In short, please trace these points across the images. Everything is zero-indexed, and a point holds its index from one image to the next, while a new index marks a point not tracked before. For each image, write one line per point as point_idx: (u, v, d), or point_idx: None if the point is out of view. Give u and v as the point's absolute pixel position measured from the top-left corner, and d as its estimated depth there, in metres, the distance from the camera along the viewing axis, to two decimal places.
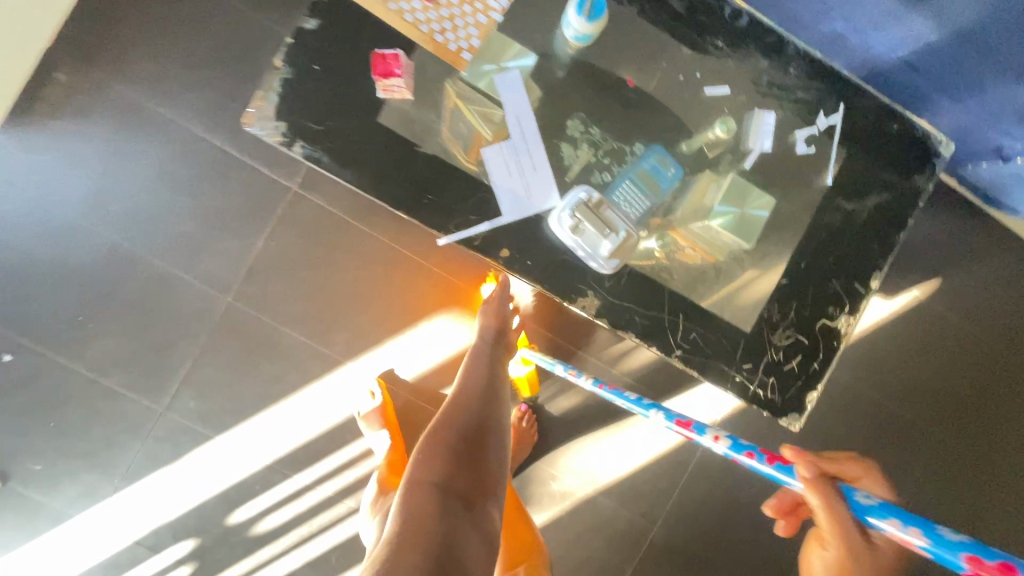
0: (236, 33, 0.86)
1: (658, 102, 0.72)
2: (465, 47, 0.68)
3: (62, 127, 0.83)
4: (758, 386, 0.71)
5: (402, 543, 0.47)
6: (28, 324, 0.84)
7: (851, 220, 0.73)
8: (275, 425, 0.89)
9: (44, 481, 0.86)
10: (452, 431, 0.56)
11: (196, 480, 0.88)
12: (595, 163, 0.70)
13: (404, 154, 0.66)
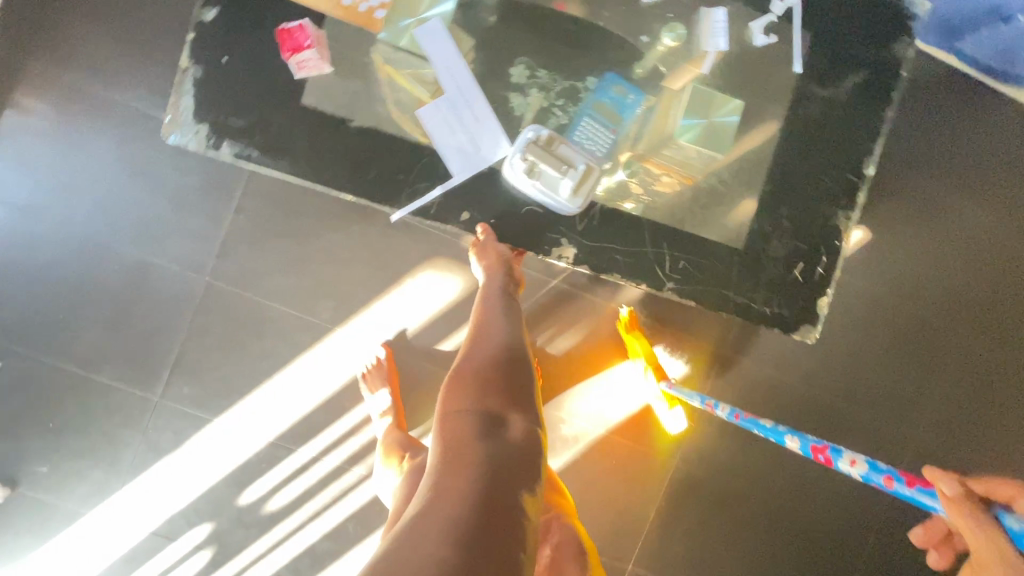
0: (166, 22, 0.89)
1: (599, 32, 0.78)
2: (378, 8, 0.74)
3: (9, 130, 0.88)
4: (766, 297, 0.76)
5: (447, 459, 0.46)
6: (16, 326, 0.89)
7: (832, 103, 0.78)
8: (280, 400, 0.92)
9: (56, 479, 0.90)
10: (475, 370, 0.56)
11: (208, 461, 0.91)
12: (544, 105, 0.77)
13: (333, 111, 0.73)
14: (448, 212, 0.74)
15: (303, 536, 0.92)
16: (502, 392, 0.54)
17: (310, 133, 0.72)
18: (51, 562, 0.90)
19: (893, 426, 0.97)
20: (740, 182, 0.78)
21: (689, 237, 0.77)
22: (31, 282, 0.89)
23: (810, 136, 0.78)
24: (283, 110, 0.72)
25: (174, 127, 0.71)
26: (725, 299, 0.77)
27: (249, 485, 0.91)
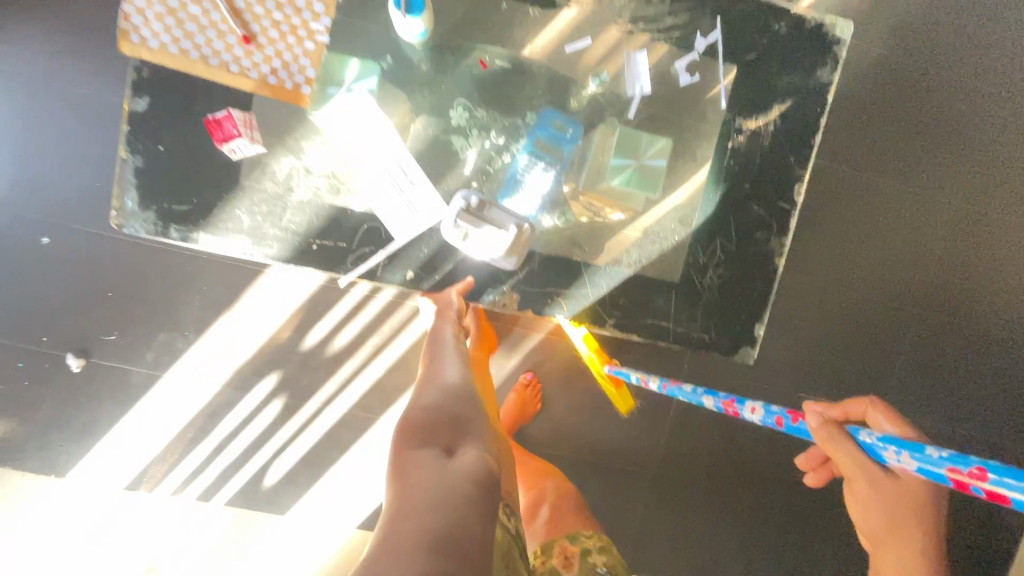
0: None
1: (533, 72, 0.86)
2: (303, 84, 0.80)
3: None
4: (707, 324, 0.93)
5: (396, 495, 0.53)
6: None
7: (757, 137, 0.89)
8: (213, 363, 0.97)
9: (34, 444, 0.95)
10: (414, 413, 0.64)
11: (167, 416, 0.97)
12: (488, 148, 0.86)
13: (210, 192, 0.81)
14: (394, 273, 0.86)
15: (285, 474, 0.99)
16: (428, 428, 0.62)
17: (217, 201, 0.81)
18: (58, 509, 0.96)
19: (888, 223, 1.04)
20: (688, 209, 0.90)
21: (632, 283, 0.92)
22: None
23: (745, 159, 0.90)
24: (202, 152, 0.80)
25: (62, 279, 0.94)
26: (655, 326, 0.93)
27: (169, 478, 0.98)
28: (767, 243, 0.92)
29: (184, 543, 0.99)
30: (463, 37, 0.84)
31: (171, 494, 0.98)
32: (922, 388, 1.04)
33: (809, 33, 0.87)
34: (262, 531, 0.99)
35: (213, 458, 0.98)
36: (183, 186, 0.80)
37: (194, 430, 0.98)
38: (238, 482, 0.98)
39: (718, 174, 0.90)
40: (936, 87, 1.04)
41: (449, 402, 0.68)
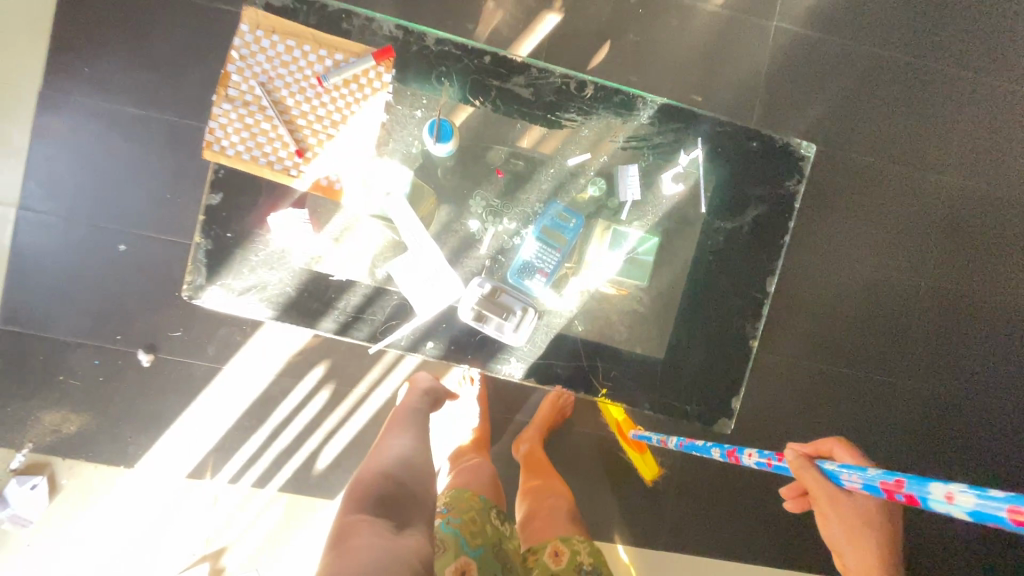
0: (190, 122, 1.46)
1: (543, 179, 1.01)
2: (339, 182, 0.95)
3: (108, 190, 1.45)
4: (687, 396, 1.05)
5: (372, 482, 0.85)
6: (116, 318, 1.46)
7: (735, 234, 1.03)
8: (247, 376, 1.50)
9: (139, 424, 1.47)
10: (368, 487, 0.83)
11: (221, 411, 1.50)
12: (501, 239, 1.01)
13: (243, 258, 0.96)
14: (415, 343, 1.00)
15: (324, 447, 1.52)
16: (385, 508, 0.80)
17: (245, 269, 0.96)
18: (149, 472, 1.49)
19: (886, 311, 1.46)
20: (675, 298, 1.04)
21: (626, 358, 1.04)
22: (122, 286, 1.46)
23: (723, 254, 1.04)
24: (247, 237, 0.96)
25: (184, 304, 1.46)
26: (649, 397, 1.05)
27: (228, 453, 1.50)
28: (745, 326, 1.05)
29: (253, 496, 1.51)
30: (477, 149, 1.00)
31: (230, 480, 1.50)
32: (901, 331, 1.46)
33: (778, 152, 1.02)
34: (309, 504, 1.52)
35: (269, 443, 1.51)
36: (226, 254, 0.96)
37: (252, 416, 1.51)
38: (289, 460, 1.51)
39: (698, 267, 1.04)
40: (844, 209, 1.46)
41: (407, 478, 0.88)
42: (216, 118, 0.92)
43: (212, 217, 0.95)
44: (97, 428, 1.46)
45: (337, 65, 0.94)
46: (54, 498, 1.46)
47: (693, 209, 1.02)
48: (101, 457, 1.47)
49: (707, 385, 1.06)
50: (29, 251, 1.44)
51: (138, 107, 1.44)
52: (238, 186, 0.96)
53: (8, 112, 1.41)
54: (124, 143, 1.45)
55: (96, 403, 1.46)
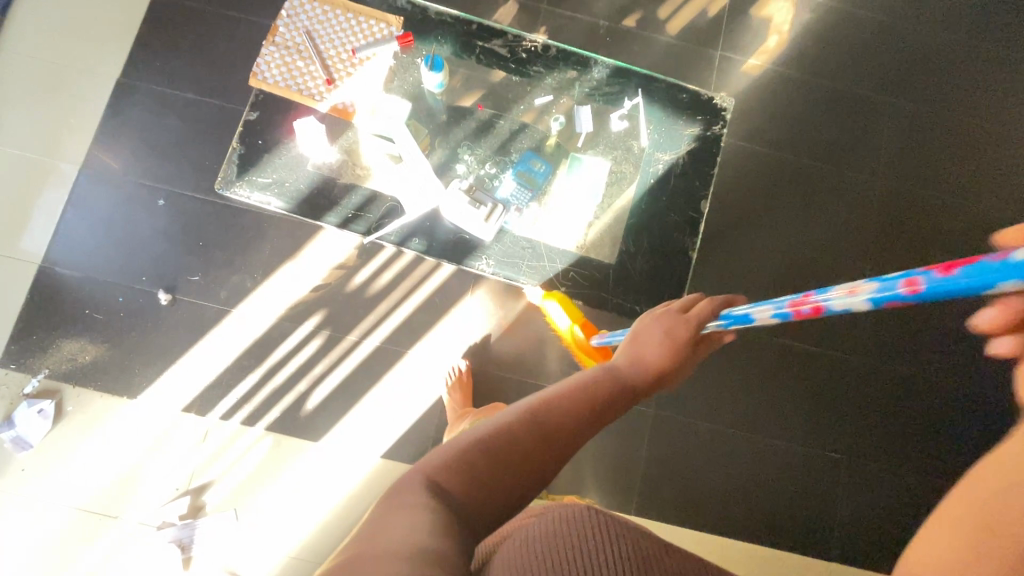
0: (232, 104, 1.75)
1: (515, 117, 1.26)
2: (351, 106, 1.21)
3: (156, 155, 1.72)
4: (635, 298, 1.22)
5: (479, 447, 0.63)
6: (143, 262, 1.66)
7: (672, 166, 1.25)
8: (251, 319, 1.64)
9: (148, 358, 1.61)
10: (464, 458, 0.61)
11: (222, 350, 1.62)
12: (479, 162, 1.24)
13: (266, 161, 1.19)
14: (403, 239, 1.20)
15: (313, 390, 1.62)
16: (467, 494, 0.59)
17: (268, 171, 1.18)
18: (147, 406, 1.59)
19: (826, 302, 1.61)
20: (623, 216, 1.24)
21: (582, 264, 1.23)
22: (153, 235, 1.67)
23: (663, 180, 1.25)
24: (272, 145, 1.19)
25: (205, 252, 1.67)
26: (601, 296, 1.22)
27: (224, 391, 1.61)
28: (684, 239, 1.23)
29: (241, 433, 1.59)
30: (463, 92, 1.26)
31: (221, 418, 1.60)
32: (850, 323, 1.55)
33: (705, 104, 1.27)
34: (294, 445, 1.60)
35: (263, 384, 1.62)
36: (255, 157, 1.19)
37: (250, 358, 1.63)
38: (278, 401, 1.61)
39: (642, 190, 1.25)
40: (779, 206, 1.71)
41: (516, 467, 0.62)
42: (264, 55, 1.21)
43: (248, 129, 1.20)
44: (109, 360, 1.60)
45: (359, 23, 1.24)
46: (57, 424, 1.56)
47: (637, 145, 1.25)
48: (107, 387, 1.59)
49: (653, 288, 1.22)
50: (82, 202, 1.68)
51: (192, 91, 1.75)
52: (272, 108, 1.21)
53: (91, 93, 1.74)
54: (176, 119, 1.74)
55: (113, 337, 1.61)
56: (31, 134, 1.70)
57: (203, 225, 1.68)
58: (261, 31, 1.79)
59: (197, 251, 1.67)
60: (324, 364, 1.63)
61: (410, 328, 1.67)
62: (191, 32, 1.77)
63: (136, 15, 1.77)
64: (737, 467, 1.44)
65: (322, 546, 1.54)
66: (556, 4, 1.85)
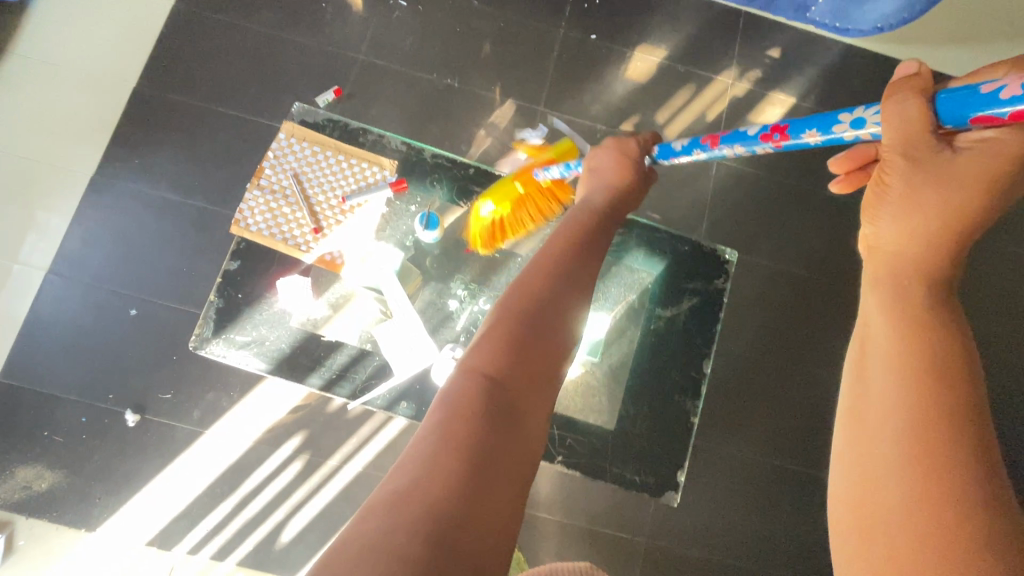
0: (211, 204, 1.66)
1: (514, 264, 1.19)
2: (338, 257, 1.15)
3: (128, 260, 1.62)
4: (636, 468, 1.15)
5: (499, 337, 0.74)
6: (109, 378, 1.55)
7: (673, 321, 1.20)
8: (225, 440, 1.54)
9: (110, 486, 1.50)
10: (490, 349, 0.72)
11: (193, 476, 1.52)
12: (475, 313, 1.17)
13: (248, 319, 1.12)
14: (390, 403, 1.12)
15: (289, 519, 1.53)
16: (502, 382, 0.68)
17: (248, 326, 1.11)
18: (108, 539, 1.48)
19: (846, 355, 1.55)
20: (620, 377, 1.19)
21: (578, 430, 1.17)
22: (122, 349, 1.57)
23: (661, 338, 1.20)
24: (255, 300, 1.13)
25: (178, 367, 1.57)
26: (600, 465, 1.15)
27: (193, 521, 1.51)
28: (686, 400, 1.18)
29: (210, 568, 1.49)
30: (459, 238, 1.19)
31: (190, 551, 1.50)
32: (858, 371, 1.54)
33: (707, 256, 1.24)
34: None
35: (236, 513, 1.52)
36: (235, 312, 1.12)
37: (224, 483, 1.53)
38: (251, 533, 1.51)
39: (639, 350, 1.20)
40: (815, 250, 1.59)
41: (534, 348, 0.74)
42: (247, 200, 1.14)
43: (227, 282, 1.13)
44: (69, 487, 1.49)
45: (349, 167, 1.18)
46: (6, 560, 1.44)
47: (634, 300, 1.22)
48: (63, 518, 1.47)
49: (655, 456, 1.16)
50: (45, 311, 1.57)
51: (170, 190, 1.66)
52: (253, 256, 1.14)
53: (61, 192, 1.64)
54: (151, 220, 1.64)
55: (72, 462, 1.50)
56: None
57: (177, 338, 1.58)
58: (247, 125, 1.71)
59: (169, 366, 1.57)
60: (303, 492, 1.54)
61: (396, 452, 1.58)
62: (173, 128, 1.69)
63: (115, 110, 1.69)
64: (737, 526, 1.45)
65: None
66: (553, 106, 1.82)
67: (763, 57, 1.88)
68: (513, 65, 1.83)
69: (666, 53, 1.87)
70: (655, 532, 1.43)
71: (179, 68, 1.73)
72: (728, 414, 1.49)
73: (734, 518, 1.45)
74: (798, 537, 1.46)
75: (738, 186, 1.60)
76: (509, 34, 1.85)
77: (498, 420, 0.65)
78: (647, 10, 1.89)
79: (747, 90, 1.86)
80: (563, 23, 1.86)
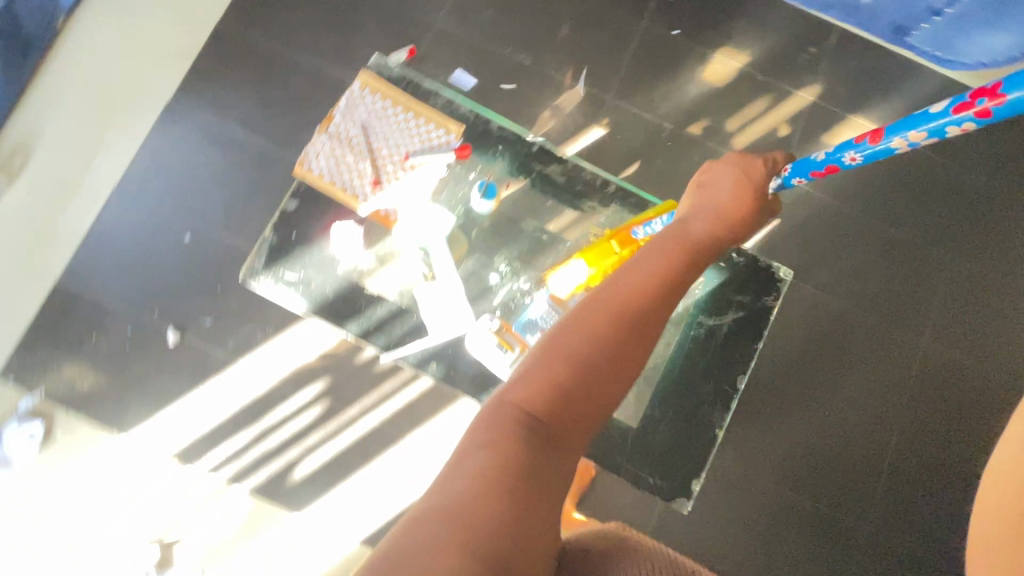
0: (275, 145, 1.71)
1: (562, 248, 1.18)
2: (390, 211, 1.16)
3: (190, 187, 1.68)
4: (650, 468, 1.16)
5: (551, 365, 0.70)
6: (158, 296, 1.62)
7: (714, 332, 1.18)
8: (255, 373, 1.60)
9: (145, 396, 1.58)
10: (541, 374, 0.69)
11: (221, 401, 1.59)
12: (515, 290, 1.17)
13: (298, 259, 1.15)
14: (421, 362, 1.16)
15: (303, 459, 1.58)
16: (546, 417, 0.66)
17: (296, 266, 1.15)
18: (136, 446, 1.56)
19: (884, 390, 1.49)
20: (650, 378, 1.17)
21: (600, 423, 1.16)
22: (173, 270, 1.64)
23: (699, 348, 1.18)
24: (307, 242, 1.15)
25: (222, 296, 1.62)
26: (613, 458, 1.17)
27: (215, 443, 1.58)
28: (714, 413, 1.16)
29: (224, 490, 1.56)
30: (512, 213, 1.19)
31: (208, 471, 1.57)
32: (894, 407, 1.49)
33: (761, 272, 1.20)
34: (275, 513, 1.56)
35: (255, 443, 1.58)
36: (287, 250, 1.15)
37: (248, 414, 1.59)
38: (265, 465, 1.57)
39: (675, 355, 1.17)
40: (869, 277, 1.53)
41: (591, 380, 0.70)
42: (315, 144, 1.16)
43: (284, 220, 1.16)
44: (108, 390, 1.57)
45: (417, 126, 1.18)
46: (44, 447, 1.54)
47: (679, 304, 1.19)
48: (99, 418, 1.56)
49: (670, 462, 1.16)
50: (109, 223, 1.66)
51: (238, 125, 1.71)
52: (312, 200, 1.17)
53: (138, 113, 1.71)
54: (217, 152, 1.70)
55: (114, 368, 1.58)
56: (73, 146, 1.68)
57: (224, 269, 1.64)
58: (320, 74, 1.74)
59: (213, 295, 1.62)
60: (320, 437, 1.59)
61: (414, 413, 1.60)
62: (250, 67, 1.74)
63: (199, 42, 1.74)
64: (740, 543, 1.43)
65: None
66: (623, 98, 1.79)
67: (852, 77, 1.80)
68: (589, 51, 1.80)
69: (749, 60, 1.81)
70: (656, 538, 1.42)
71: (264, 10, 1.76)
72: (754, 437, 1.46)
73: (736, 540, 1.43)
74: (803, 566, 1.43)
75: (802, 206, 1.54)
76: (589, 19, 1.82)
77: (544, 450, 0.63)
78: (736, 12, 1.82)
79: (828, 110, 1.78)
80: (647, 16, 1.82)
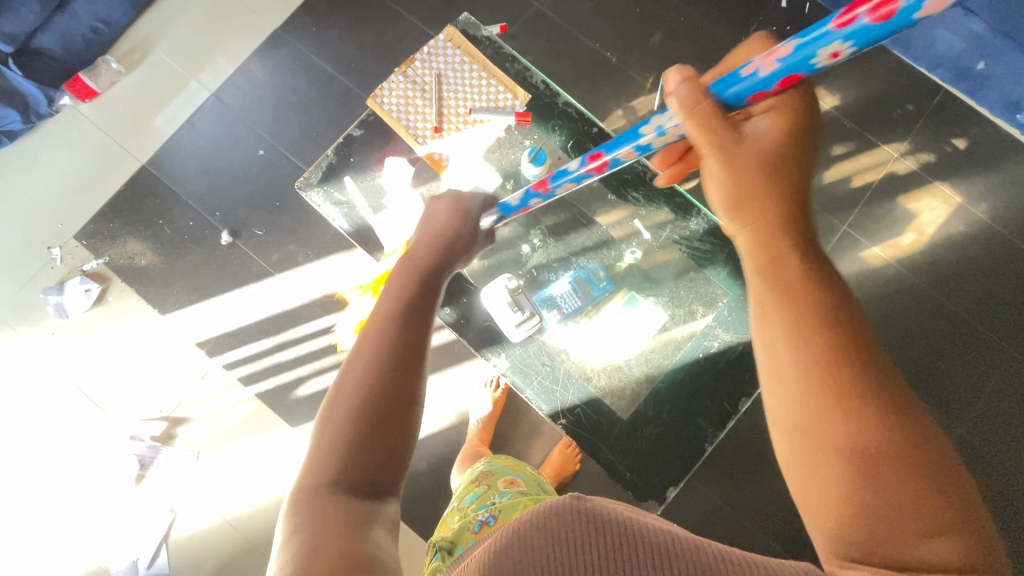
0: (358, 87, 1.81)
1: (596, 232, 1.21)
2: (444, 157, 1.22)
3: (276, 107, 1.81)
4: (629, 463, 1.17)
5: (331, 430, 0.66)
6: (223, 198, 1.76)
7: (728, 349, 1.16)
8: (289, 288, 1.70)
9: (190, 284, 1.71)
10: (324, 445, 0.65)
11: (252, 305, 1.70)
12: (543, 261, 1.22)
13: (350, 180, 1.23)
14: None
15: (311, 378, 1.66)
16: (340, 476, 0.63)
17: (347, 187, 1.22)
18: (170, 326, 1.69)
19: None
20: (652, 377, 1.17)
21: (591, 407, 1.18)
22: (241, 177, 1.77)
23: (709, 360, 1.16)
24: (362, 168, 1.23)
25: (277, 212, 1.74)
26: (597, 444, 1.17)
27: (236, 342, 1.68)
28: (707, 429, 1.15)
29: (234, 386, 1.67)
30: None
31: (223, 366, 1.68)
32: None
33: None
34: (271, 419, 1.65)
35: (271, 352, 1.68)
36: (342, 171, 1.23)
37: (272, 324, 1.69)
38: (274, 374, 1.65)
39: (684, 361, 1.16)
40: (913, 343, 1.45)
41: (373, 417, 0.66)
42: (389, 81, 1.23)
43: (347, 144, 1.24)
44: (160, 270, 1.71)
45: (486, 85, 1.23)
46: (96, 306, 1.69)
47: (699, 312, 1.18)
48: (146, 293, 1.71)
49: (651, 464, 1.16)
50: (198, 124, 1.81)
51: (330, 62, 1.83)
52: (376, 132, 1.25)
53: (247, 33, 1.85)
54: (305, 82, 1.82)
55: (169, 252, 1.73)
56: (185, 50, 1.84)
57: (285, 187, 1.75)
58: (414, 30, 1.83)
59: (270, 208, 1.74)
60: (331, 362, 1.67)
61: None
62: (354, 12, 1.85)
63: None
64: None
65: (253, 526, 1.59)
66: None
67: None
68: (676, 62, 1.80)
69: None
70: None
71: None
72: (744, 472, 1.42)
73: None
74: None
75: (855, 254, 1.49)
76: (684, 31, 1.81)
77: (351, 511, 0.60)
78: None
79: None
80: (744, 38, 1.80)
